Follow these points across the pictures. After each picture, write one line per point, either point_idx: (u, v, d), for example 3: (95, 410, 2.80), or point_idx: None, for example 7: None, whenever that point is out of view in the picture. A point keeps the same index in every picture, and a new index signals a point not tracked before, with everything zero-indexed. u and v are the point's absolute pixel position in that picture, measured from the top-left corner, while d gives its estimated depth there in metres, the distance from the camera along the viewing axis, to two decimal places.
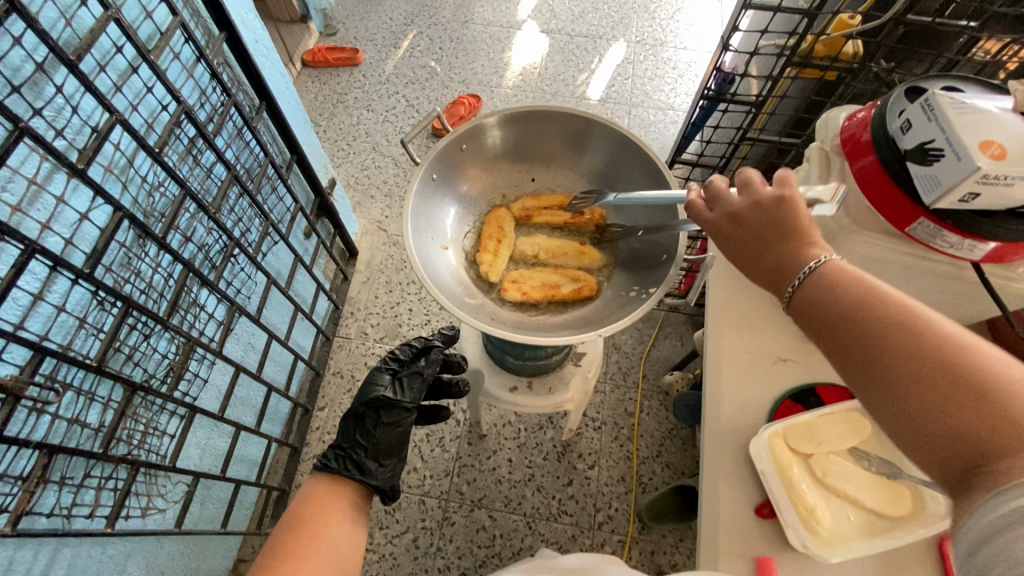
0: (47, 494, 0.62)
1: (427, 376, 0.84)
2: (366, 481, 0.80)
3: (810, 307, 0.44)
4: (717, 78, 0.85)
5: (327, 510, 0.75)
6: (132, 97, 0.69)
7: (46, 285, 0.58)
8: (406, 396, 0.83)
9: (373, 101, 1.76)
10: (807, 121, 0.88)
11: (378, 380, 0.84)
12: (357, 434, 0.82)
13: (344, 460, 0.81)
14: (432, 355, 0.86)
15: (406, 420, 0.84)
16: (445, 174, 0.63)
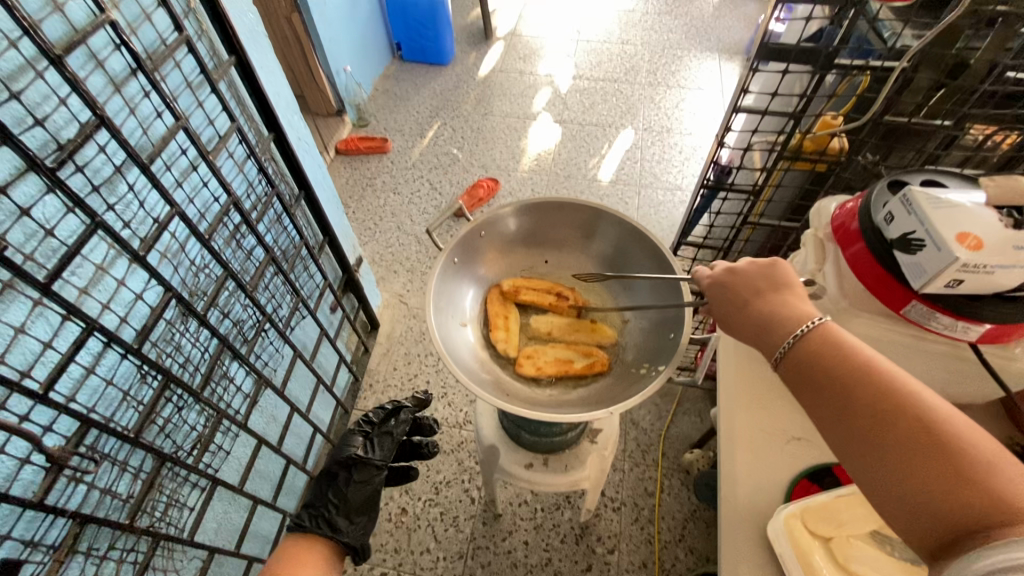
0: (72, 565, 0.63)
1: (397, 436, 0.93)
2: (336, 537, 0.84)
3: (806, 365, 0.47)
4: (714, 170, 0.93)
5: (302, 566, 0.78)
6: (190, 191, 0.78)
7: (97, 360, 0.63)
8: (377, 453, 0.91)
9: (399, 185, 1.90)
10: (804, 208, 0.94)
11: (353, 441, 0.91)
12: (328, 491, 0.88)
13: (317, 519, 0.85)
14: (402, 416, 0.95)
15: (377, 477, 0.89)
16: (465, 258, 0.69)
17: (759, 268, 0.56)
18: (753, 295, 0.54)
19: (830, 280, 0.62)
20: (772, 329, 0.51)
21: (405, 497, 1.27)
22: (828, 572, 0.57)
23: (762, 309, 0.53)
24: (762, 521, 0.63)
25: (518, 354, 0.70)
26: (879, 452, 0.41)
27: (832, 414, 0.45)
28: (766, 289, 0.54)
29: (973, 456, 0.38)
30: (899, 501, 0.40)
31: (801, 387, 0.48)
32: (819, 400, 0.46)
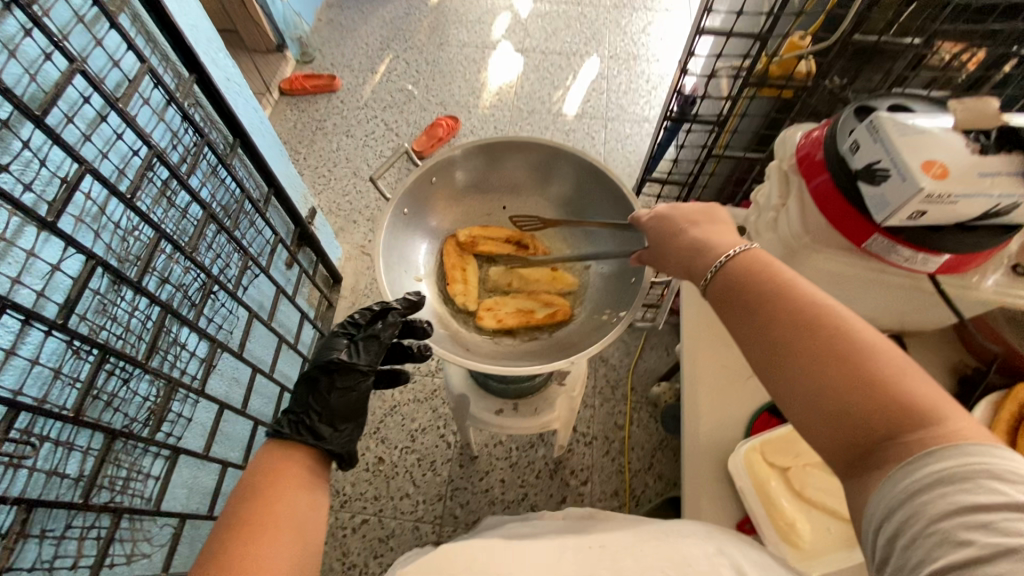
0: (27, 549, 0.61)
1: (384, 339, 0.77)
2: (320, 446, 0.68)
3: (728, 292, 0.45)
4: (678, 101, 0.92)
5: (281, 479, 0.61)
6: (103, 145, 0.69)
7: (19, 339, 0.59)
8: (363, 357, 0.75)
9: (352, 127, 1.78)
10: (769, 138, 0.92)
11: (335, 344, 0.77)
12: (310, 399, 0.74)
13: (296, 426, 0.69)
14: (390, 318, 0.78)
15: (364, 383, 0.75)
16: (416, 208, 0.65)
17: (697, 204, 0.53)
18: (687, 225, 0.52)
19: (793, 216, 0.60)
20: (702, 255, 0.49)
21: (381, 447, 1.28)
22: (784, 499, 0.59)
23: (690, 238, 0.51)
24: (721, 455, 0.64)
25: (478, 307, 0.67)
26: (790, 371, 0.39)
27: (752, 332, 0.42)
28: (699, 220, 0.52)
29: (882, 369, 0.36)
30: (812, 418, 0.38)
31: (725, 312, 0.45)
32: (741, 323, 0.44)
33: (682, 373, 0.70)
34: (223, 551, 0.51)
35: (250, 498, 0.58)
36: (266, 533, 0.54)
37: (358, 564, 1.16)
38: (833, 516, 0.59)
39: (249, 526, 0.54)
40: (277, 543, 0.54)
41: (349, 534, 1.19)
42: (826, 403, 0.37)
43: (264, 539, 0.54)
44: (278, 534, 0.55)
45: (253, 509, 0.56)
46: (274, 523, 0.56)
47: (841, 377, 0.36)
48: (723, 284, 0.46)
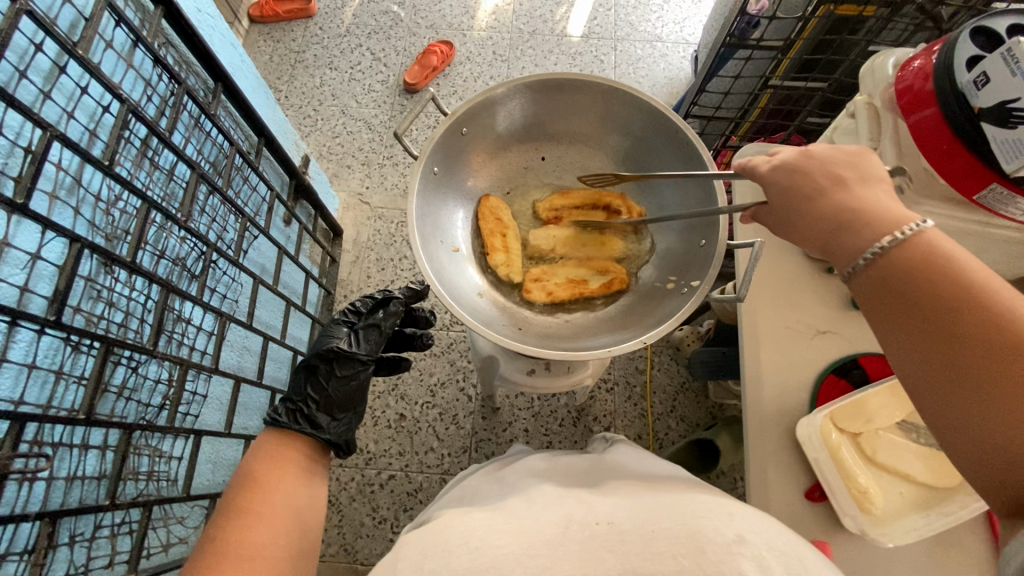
0: (59, 556, 0.57)
1: (386, 329, 0.80)
2: (318, 434, 0.72)
3: (883, 284, 0.39)
4: (740, 24, 0.90)
5: (280, 467, 0.64)
6: (66, 102, 0.58)
7: (6, 342, 0.51)
8: (362, 348, 0.79)
9: (334, 57, 1.60)
10: (835, 65, 0.89)
11: (336, 333, 0.81)
12: (308, 386, 0.77)
13: (294, 414, 0.73)
14: (391, 309, 0.82)
15: (362, 373, 0.78)
16: (446, 165, 0.57)
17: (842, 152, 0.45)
18: (832, 182, 0.43)
19: (888, 158, 0.55)
20: (847, 230, 0.41)
21: (402, 403, 1.26)
22: (858, 467, 0.57)
23: (835, 194, 0.43)
24: (786, 423, 0.61)
25: (524, 277, 0.62)
26: (961, 391, 0.34)
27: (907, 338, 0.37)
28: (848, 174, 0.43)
29: None
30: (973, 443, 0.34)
31: (879, 307, 0.39)
32: (895, 324, 0.38)
33: (740, 333, 0.64)
34: (215, 533, 0.52)
35: (246, 490, 0.58)
36: (259, 518, 0.55)
37: (389, 518, 1.17)
38: (905, 479, 0.58)
39: (245, 511, 0.55)
40: (270, 530, 0.55)
41: (377, 489, 1.19)
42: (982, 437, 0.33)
43: (263, 525, 0.55)
44: (278, 519, 0.56)
45: (248, 499, 0.57)
46: (269, 513, 0.56)
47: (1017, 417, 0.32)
48: (878, 274, 0.39)
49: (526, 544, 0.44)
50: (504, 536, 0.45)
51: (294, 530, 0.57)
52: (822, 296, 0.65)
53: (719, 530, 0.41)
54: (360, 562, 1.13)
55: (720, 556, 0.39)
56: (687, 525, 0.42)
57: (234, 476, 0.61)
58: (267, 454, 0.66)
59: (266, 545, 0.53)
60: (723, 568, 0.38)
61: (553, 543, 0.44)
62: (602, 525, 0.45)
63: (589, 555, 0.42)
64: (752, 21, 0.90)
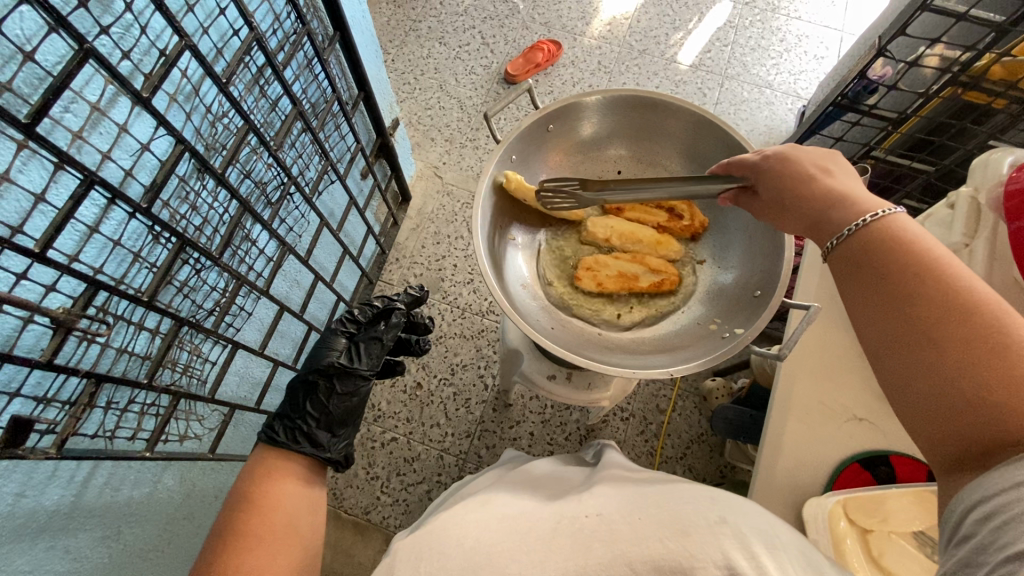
0: (93, 416, 0.63)
1: (386, 342, 0.87)
2: (318, 454, 0.79)
3: (857, 260, 0.40)
4: (856, 87, 0.97)
5: (280, 480, 0.72)
6: (204, 19, 0.64)
7: (102, 216, 0.57)
8: (364, 363, 0.85)
9: (447, 34, 1.65)
10: (949, 150, 0.90)
11: (335, 344, 0.86)
12: (306, 404, 0.82)
13: (292, 432, 0.79)
14: (392, 321, 0.88)
15: (363, 388, 0.85)
16: (525, 155, 0.59)
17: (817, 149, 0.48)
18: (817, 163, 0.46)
19: (978, 259, 0.54)
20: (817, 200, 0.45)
21: (422, 372, 1.29)
22: (859, 561, 0.54)
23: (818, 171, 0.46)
24: (795, 497, 0.60)
25: (577, 265, 0.64)
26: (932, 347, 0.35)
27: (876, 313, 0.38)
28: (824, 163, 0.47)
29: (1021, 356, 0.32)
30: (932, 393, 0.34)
31: (853, 280, 0.40)
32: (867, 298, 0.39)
33: (772, 397, 0.64)
34: (219, 559, 0.57)
35: (250, 510, 0.64)
36: (258, 543, 0.61)
37: (381, 477, 1.20)
38: None
39: (244, 535, 0.61)
40: (272, 552, 0.61)
41: (377, 447, 1.23)
42: (973, 396, 0.32)
43: (264, 546, 0.61)
44: (280, 537, 0.63)
45: (245, 522, 0.62)
46: (270, 534, 0.63)
47: (994, 377, 0.32)
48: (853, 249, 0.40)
49: (521, 543, 0.44)
50: (498, 535, 0.45)
51: (294, 547, 0.64)
52: (866, 381, 0.63)
53: (702, 513, 0.43)
54: (343, 510, 1.18)
55: (706, 537, 0.40)
56: (673, 514, 0.43)
57: (231, 495, 0.67)
58: (261, 471, 0.72)
59: (266, 563, 0.59)
60: (708, 549, 0.39)
61: (544, 539, 0.44)
62: (590, 517, 0.46)
63: (580, 548, 0.42)
64: (870, 86, 0.96)
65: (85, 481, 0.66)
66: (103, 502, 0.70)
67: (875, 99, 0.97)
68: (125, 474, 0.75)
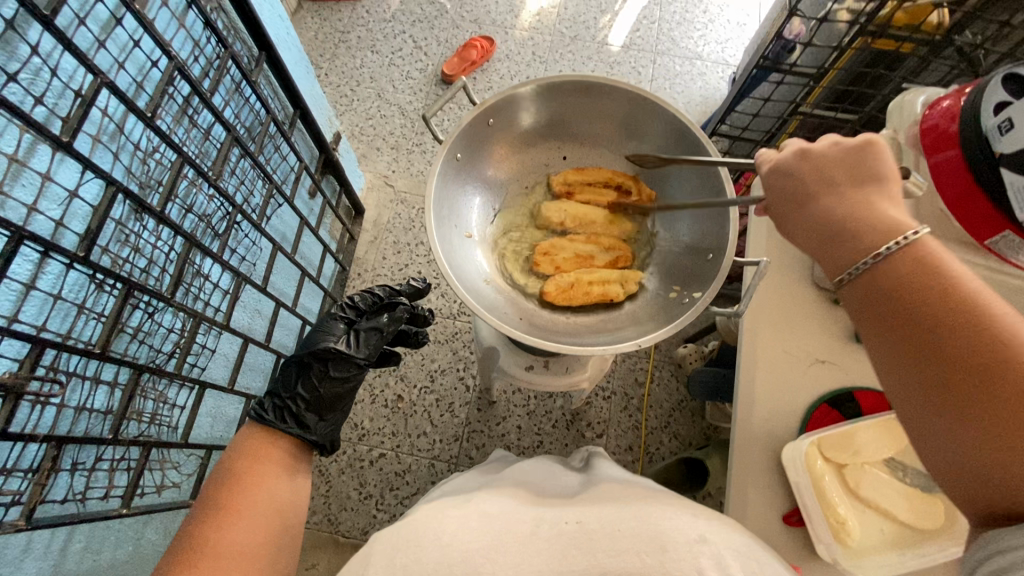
0: (59, 481, 0.60)
1: (386, 334, 0.84)
2: (303, 435, 0.77)
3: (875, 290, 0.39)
4: (776, 47, 1.00)
5: (262, 462, 0.68)
6: (118, 53, 0.61)
7: (38, 271, 0.54)
8: (360, 351, 0.83)
9: (378, 41, 1.63)
10: (869, 97, 0.98)
11: (331, 330, 0.85)
12: (298, 385, 0.81)
13: (280, 412, 0.78)
14: (397, 313, 0.85)
15: (356, 376, 0.83)
16: (469, 153, 0.59)
17: (844, 150, 0.44)
18: (823, 187, 0.44)
19: None
20: (842, 227, 0.42)
21: (401, 384, 1.28)
22: (838, 494, 0.58)
23: (829, 198, 0.43)
24: (775, 448, 0.63)
25: (535, 249, 0.65)
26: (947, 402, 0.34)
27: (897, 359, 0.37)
28: (838, 173, 0.44)
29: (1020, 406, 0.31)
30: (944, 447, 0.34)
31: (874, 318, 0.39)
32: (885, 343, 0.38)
33: (739, 351, 0.67)
34: (195, 535, 0.55)
35: (226, 486, 0.62)
36: (239, 515, 0.59)
37: (374, 494, 1.19)
38: (884, 516, 0.58)
39: (223, 508, 0.59)
40: (248, 527, 0.58)
41: (366, 466, 1.21)
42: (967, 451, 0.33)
43: (242, 523, 0.58)
44: (260, 513, 0.60)
45: (226, 495, 0.61)
46: (248, 510, 0.60)
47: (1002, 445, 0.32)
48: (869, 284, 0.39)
49: (496, 539, 0.44)
50: (473, 533, 0.45)
51: (272, 529, 0.61)
52: (824, 326, 0.66)
53: (683, 531, 0.45)
54: (341, 534, 1.16)
55: (680, 554, 0.42)
56: (649, 524, 0.45)
57: (214, 472, 0.64)
58: (247, 450, 0.70)
59: (245, 543, 0.56)
60: (682, 565, 0.41)
61: (524, 540, 0.45)
62: (570, 525, 0.47)
63: (555, 553, 0.43)
64: (788, 45, 0.98)
65: (61, 551, 0.63)
66: (83, 568, 0.67)
67: (795, 57, 1.00)
68: (103, 538, 0.71)
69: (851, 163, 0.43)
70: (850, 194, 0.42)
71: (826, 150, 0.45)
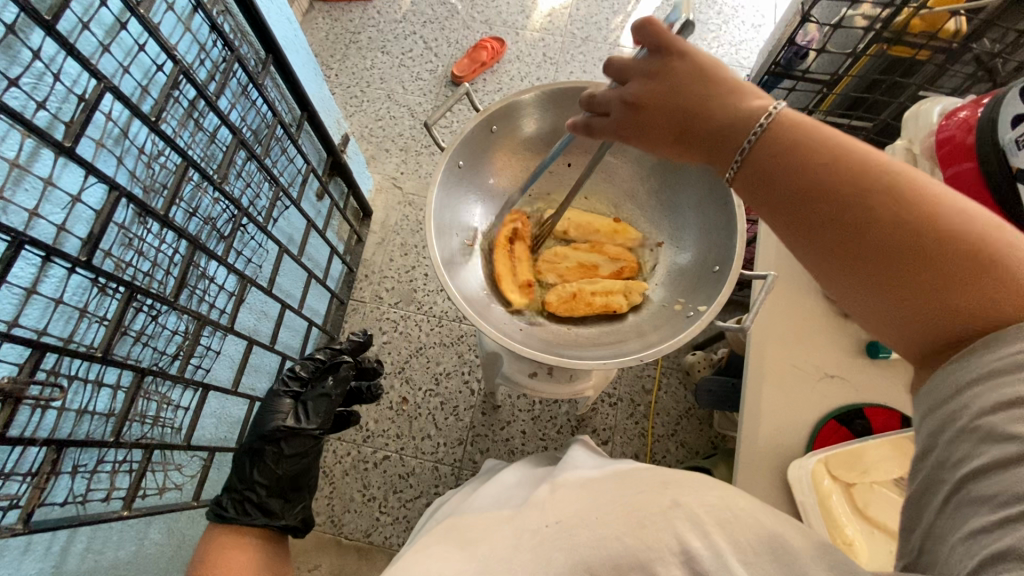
0: (60, 483, 0.60)
1: (334, 398, 0.87)
2: (273, 523, 0.80)
3: (771, 179, 0.38)
4: (788, 53, 0.99)
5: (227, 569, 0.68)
6: (123, 57, 0.61)
7: (39, 276, 0.54)
8: (313, 421, 0.85)
9: (388, 43, 1.63)
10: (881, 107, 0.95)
11: (278, 408, 0.85)
12: (253, 474, 0.82)
13: (242, 505, 0.79)
14: (340, 375, 0.89)
15: (313, 447, 0.86)
16: (472, 160, 0.58)
17: (662, 64, 0.42)
18: (685, 109, 0.42)
19: None
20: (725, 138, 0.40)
21: (406, 387, 1.27)
22: (844, 515, 0.56)
23: (698, 117, 0.41)
24: (781, 463, 0.61)
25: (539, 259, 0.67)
26: (876, 262, 0.34)
27: (817, 239, 0.36)
28: (682, 91, 0.41)
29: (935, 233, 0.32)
30: (892, 308, 0.35)
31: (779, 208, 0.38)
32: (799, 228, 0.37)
33: (746, 362, 0.65)
34: None
35: None
36: None
37: (378, 497, 1.19)
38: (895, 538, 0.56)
39: None
40: None
41: (370, 468, 1.21)
42: (914, 301, 0.33)
43: None
44: None
45: None
46: None
47: (939, 280, 0.32)
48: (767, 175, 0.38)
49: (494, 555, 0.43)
50: None
51: None
52: (834, 339, 0.64)
53: (656, 501, 0.44)
54: (344, 536, 1.16)
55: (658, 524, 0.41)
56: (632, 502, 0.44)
57: None
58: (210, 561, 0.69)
59: None
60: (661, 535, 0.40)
61: (519, 550, 0.44)
62: (550, 527, 0.45)
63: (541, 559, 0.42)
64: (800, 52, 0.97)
65: (63, 551, 0.64)
66: (85, 568, 0.68)
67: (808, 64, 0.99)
68: (105, 539, 0.72)
69: (674, 84, 0.42)
70: (703, 109, 0.40)
71: (649, 75, 0.43)
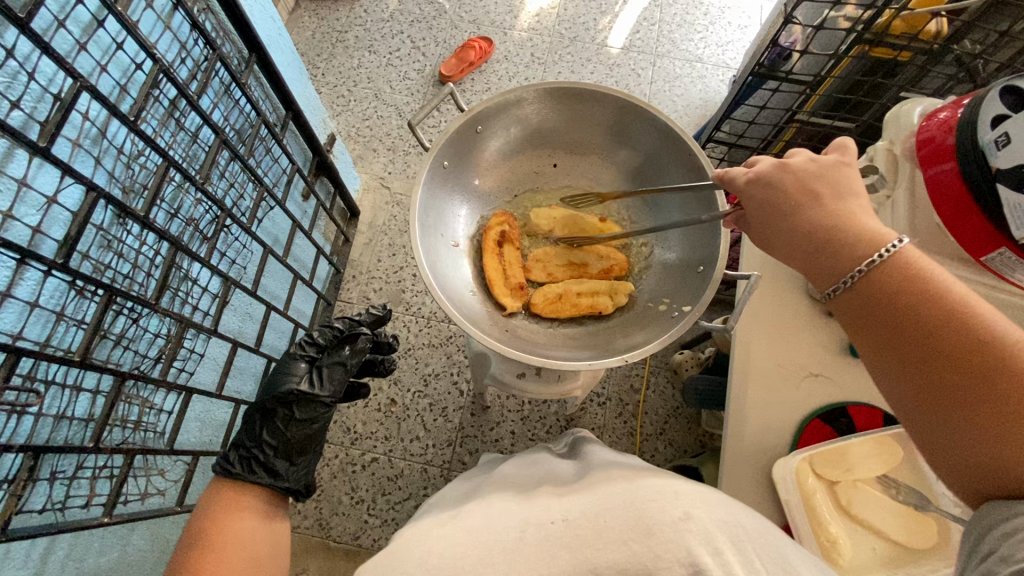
0: (38, 490, 0.59)
1: (349, 368, 0.84)
2: (276, 483, 0.75)
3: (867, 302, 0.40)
4: (772, 54, 0.97)
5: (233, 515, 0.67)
6: (101, 56, 0.60)
7: (15, 279, 0.53)
8: (326, 388, 0.82)
9: (375, 42, 1.62)
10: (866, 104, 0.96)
11: (292, 371, 0.84)
12: (264, 432, 0.79)
13: (248, 462, 0.75)
14: (357, 345, 0.86)
15: (324, 414, 0.82)
16: (457, 161, 0.58)
17: (820, 165, 0.45)
18: (809, 201, 0.44)
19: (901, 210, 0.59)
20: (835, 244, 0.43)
21: (394, 388, 1.27)
22: (828, 512, 0.57)
23: (813, 217, 0.44)
24: (767, 461, 0.61)
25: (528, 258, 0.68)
26: (944, 397, 0.36)
27: (900, 362, 0.39)
28: (821, 190, 0.44)
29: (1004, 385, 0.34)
30: (952, 444, 0.36)
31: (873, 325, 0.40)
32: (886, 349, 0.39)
33: (732, 361, 0.65)
34: None
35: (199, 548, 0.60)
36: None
37: (366, 499, 1.18)
38: (877, 535, 0.56)
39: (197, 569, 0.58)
40: None
41: (358, 469, 1.20)
42: (972, 445, 0.35)
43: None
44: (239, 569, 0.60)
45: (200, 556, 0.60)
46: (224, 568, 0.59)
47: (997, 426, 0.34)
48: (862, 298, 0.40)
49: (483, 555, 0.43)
50: (458, 549, 0.44)
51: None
52: (818, 337, 0.65)
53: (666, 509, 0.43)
54: (332, 539, 1.15)
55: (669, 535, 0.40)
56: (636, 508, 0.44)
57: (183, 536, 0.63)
58: (218, 506, 0.68)
59: None
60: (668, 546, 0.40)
61: (509, 548, 0.44)
62: (557, 523, 0.46)
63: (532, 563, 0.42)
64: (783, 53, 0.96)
65: (42, 558, 0.62)
66: None
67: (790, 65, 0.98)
68: (86, 546, 0.70)
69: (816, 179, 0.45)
70: (839, 213, 0.43)
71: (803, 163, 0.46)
